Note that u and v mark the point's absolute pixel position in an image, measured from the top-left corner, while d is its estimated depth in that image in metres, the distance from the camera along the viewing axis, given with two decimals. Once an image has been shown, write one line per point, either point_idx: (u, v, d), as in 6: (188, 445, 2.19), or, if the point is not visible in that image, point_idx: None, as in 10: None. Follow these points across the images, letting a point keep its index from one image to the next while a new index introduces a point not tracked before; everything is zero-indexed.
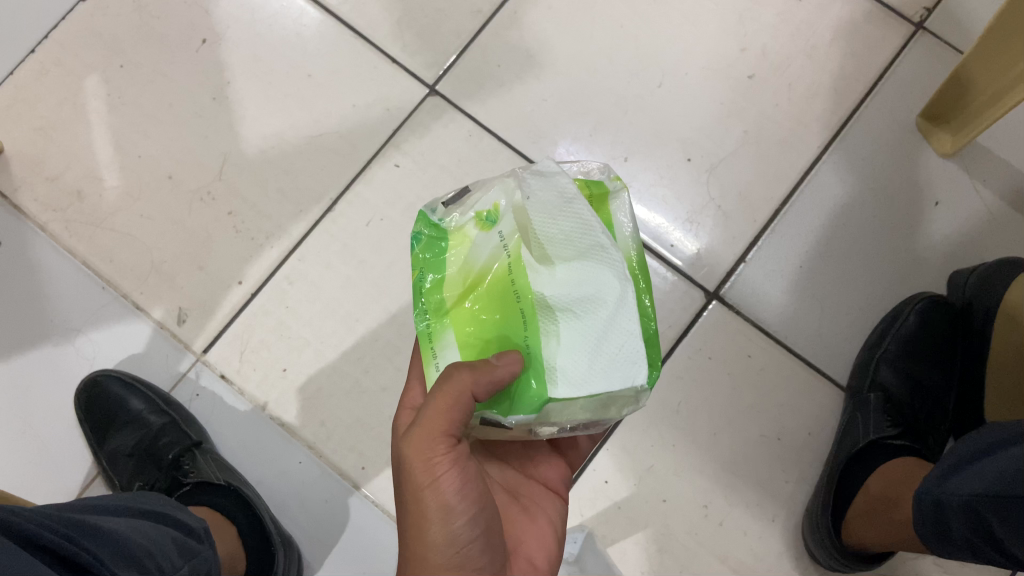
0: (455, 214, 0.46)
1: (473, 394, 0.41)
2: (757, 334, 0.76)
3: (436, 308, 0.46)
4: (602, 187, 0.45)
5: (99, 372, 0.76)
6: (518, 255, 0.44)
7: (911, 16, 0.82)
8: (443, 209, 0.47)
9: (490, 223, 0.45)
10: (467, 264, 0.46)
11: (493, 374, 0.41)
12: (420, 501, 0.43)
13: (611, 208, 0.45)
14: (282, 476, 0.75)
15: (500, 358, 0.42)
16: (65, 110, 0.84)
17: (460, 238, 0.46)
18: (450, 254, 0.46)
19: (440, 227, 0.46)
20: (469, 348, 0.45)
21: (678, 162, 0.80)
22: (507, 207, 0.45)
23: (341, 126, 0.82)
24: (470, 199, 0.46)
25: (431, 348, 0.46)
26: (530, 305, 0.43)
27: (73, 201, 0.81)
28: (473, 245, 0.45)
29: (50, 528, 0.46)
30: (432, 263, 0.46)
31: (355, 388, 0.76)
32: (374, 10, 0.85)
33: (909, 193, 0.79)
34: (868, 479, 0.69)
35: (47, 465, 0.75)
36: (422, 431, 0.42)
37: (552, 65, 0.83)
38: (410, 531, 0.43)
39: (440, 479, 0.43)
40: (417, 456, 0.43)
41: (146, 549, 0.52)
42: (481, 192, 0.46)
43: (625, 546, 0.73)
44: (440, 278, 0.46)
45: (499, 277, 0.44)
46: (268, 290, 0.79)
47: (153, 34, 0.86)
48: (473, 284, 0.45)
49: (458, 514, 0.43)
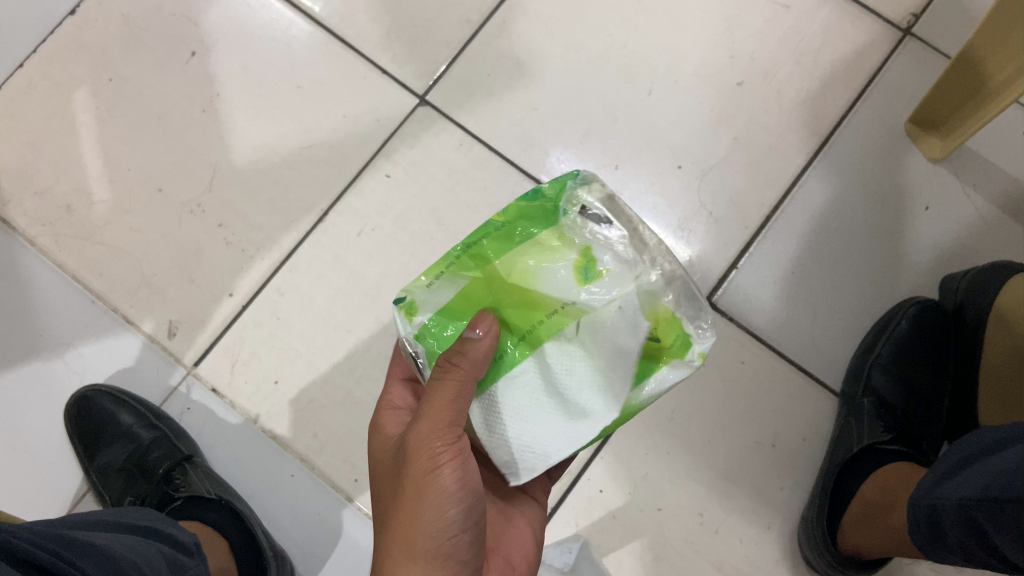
0: (581, 223, 0.43)
1: (474, 378, 0.41)
2: (750, 340, 0.76)
3: (479, 253, 0.44)
4: (685, 350, 0.43)
5: (89, 387, 0.76)
6: (564, 301, 0.43)
7: (898, 22, 0.82)
8: (582, 206, 0.44)
9: (584, 268, 0.43)
10: (531, 256, 0.43)
11: (481, 347, 0.41)
12: (417, 487, 0.42)
13: (668, 366, 0.44)
14: (274, 488, 0.74)
15: (478, 326, 0.41)
16: (53, 124, 0.84)
17: (557, 241, 0.43)
18: (527, 234, 0.44)
19: (555, 210, 0.44)
20: (464, 305, 0.44)
21: (669, 169, 0.80)
22: (616, 274, 0.42)
23: (332, 137, 0.82)
24: (607, 233, 0.43)
25: (440, 271, 0.44)
26: (535, 344, 0.43)
27: (62, 215, 0.81)
28: (555, 251, 0.43)
29: (32, 542, 0.45)
30: (517, 226, 0.44)
31: (347, 400, 0.76)
32: (363, 21, 0.85)
33: (898, 196, 0.79)
34: (862, 484, 0.69)
35: (35, 481, 0.74)
36: (426, 417, 0.42)
37: (542, 73, 0.83)
38: (400, 516, 0.42)
39: (441, 468, 0.42)
40: (422, 442, 0.42)
41: (128, 560, 0.50)
42: (614, 241, 0.43)
43: (621, 555, 0.73)
44: (508, 245, 0.44)
45: (537, 293, 0.43)
46: (258, 302, 0.78)
47: (142, 46, 0.86)
48: (515, 274, 0.43)
49: (454, 503, 0.42)
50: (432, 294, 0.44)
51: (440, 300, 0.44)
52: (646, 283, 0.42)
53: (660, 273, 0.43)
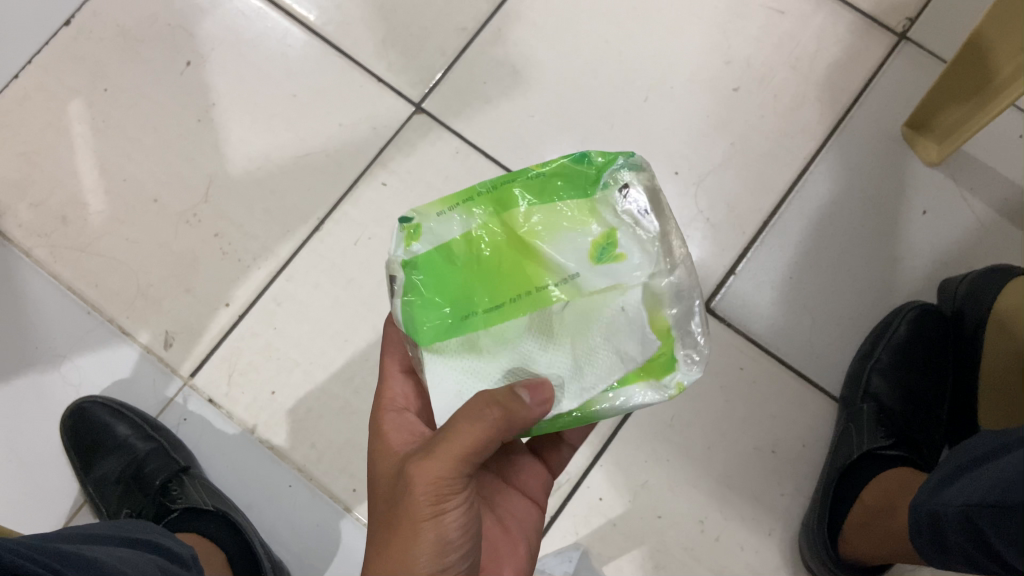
0: (614, 203, 0.43)
1: (498, 438, 0.40)
2: (750, 346, 0.76)
3: (503, 198, 0.44)
4: (666, 371, 0.41)
5: (85, 399, 0.75)
6: (563, 271, 0.42)
7: (894, 26, 0.82)
8: (624, 187, 0.43)
9: (601, 249, 0.42)
10: (552, 218, 0.43)
11: (526, 414, 0.39)
12: (417, 528, 0.41)
13: (644, 381, 0.41)
14: (271, 499, 0.74)
15: (533, 394, 0.39)
16: (48, 135, 0.83)
17: (583, 209, 0.43)
18: (557, 197, 0.43)
19: (597, 181, 0.43)
20: (463, 249, 0.43)
21: (665, 175, 0.80)
22: (629, 265, 0.42)
23: (328, 145, 0.82)
24: (637, 221, 0.43)
25: (457, 205, 0.44)
26: (518, 308, 0.42)
27: (58, 226, 0.81)
28: (579, 223, 0.43)
29: (26, 557, 0.44)
30: (553, 182, 0.44)
31: (345, 409, 0.75)
32: (359, 30, 0.85)
33: (897, 202, 0.79)
34: (863, 490, 0.69)
35: (32, 495, 0.74)
36: (437, 461, 0.41)
37: (536, 80, 0.83)
38: (395, 550, 0.41)
39: (444, 514, 0.41)
40: (431, 489, 0.41)
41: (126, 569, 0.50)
42: (642, 236, 0.43)
43: (621, 563, 0.72)
44: (533, 199, 0.43)
45: (538, 254, 0.43)
46: (256, 312, 0.78)
47: (136, 56, 0.86)
48: (529, 230, 0.43)
49: (453, 549, 0.42)
50: (440, 224, 0.43)
51: (445, 233, 0.43)
52: (653, 287, 0.42)
53: (676, 283, 0.42)
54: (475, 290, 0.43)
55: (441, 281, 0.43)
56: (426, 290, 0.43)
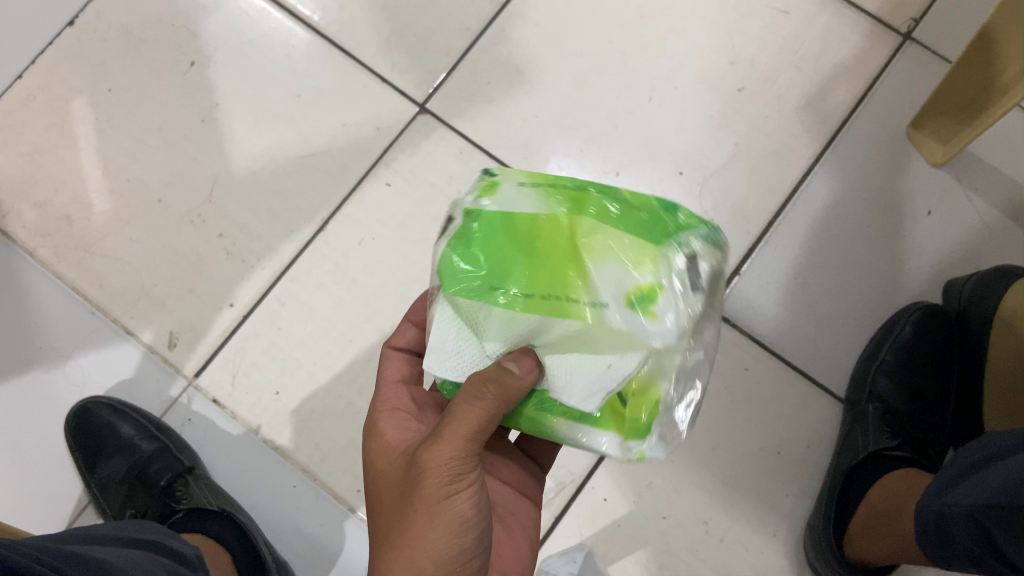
0: (676, 263, 0.42)
1: (502, 410, 0.40)
2: (754, 347, 0.76)
3: (583, 203, 0.43)
4: (637, 436, 0.41)
5: (88, 399, 0.75)
6: (596, 296, 0.41)
7: (899, 26, 0.82)
8: (690, 257, 0.43)
9: (641, 297, 0.40)
10: (613, 241, 0.42)
11: (521, 384, 0.40)
12: (432, 512, 0.41)
13: (614, 433, 0.41)
14: (275, 499, 0.74)
15: (518, 364, 0.40)
16: (52, 135, 0.83)
17: (647, 249, 0.42)
18: (627, 226, 0.43)
19: (671, 236, 0.43)
20: (525, 224, 0.43)
21: (669, 175, 0.80)
22: (660, 326, 0.40)
23: (331, 146, 0.82)
24: (685, 292, 0.41)
25: (543, 189, 0.44)
26: (541, 306, 0.41)
27: (62, 226, 0.81)
28: (635, 258, 0.41)
29: (31, 558, 0.44)
30: (633, 214, 0.44)
31: (350, 410, 0.75)
32: (362, 30, 0.85)
33: (901, 202, 0.79)
34: (868, 490, 0.69)
35: (35, 496, 0.74)
36: (445, 441, 0.41)
37: (541, 80, 0.83)
38: (411, 539, 0.41)
39: (458, 495, 0.41)
40: (441, 470, 0.41)
41: (130, 569, 0.50)
42: (685, 308, 0.41)
43: (626, 564, 0.72)
44: (606, 216, 0.43)
45: (580, 268, 0.41)
46: (259, 313, 0.78)
47: (140, 56, 0.85)
48: (588, 239, 0.42)
49: (469, 529, 0.42)
50: (514, 192, 0.44)
51: (514, 201, 0.44)
52: (662, 360, 0.41)
53: (682, 363, 0.42)
54: (516, 267, 0.42)
55: (490, 241, 0.42)
56: (473, 242, 0.42)
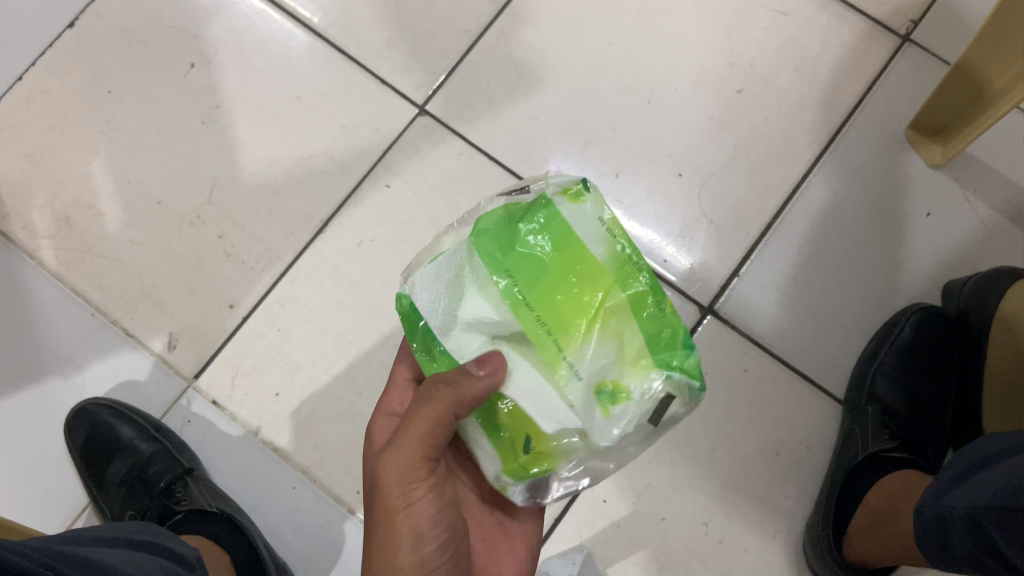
0: (654, 392, 0.39)
1: (454, 414, 0.41)
2: (752, 349, 0.76)
3: (628, 279, 0.42)
4: (515, 479, 0.42)
5: (88, 400, 0.75)
6: (571, 357, 0.40)
7: (898, 28, 0.82)
8: (671, 399, 0.40)
9: (607, 391, 0.40)
10: (622, 326, 0.41)
11: (474, 388, 0.40)
12: (392, 520, 0.44)
13: (502, 460, 0.42)
14: (275, 501, 0.74)
15: (483, 366, 0.40)
16: (52, 136, 0.83)
17: (643, 359, 0.40)
18: (645, 326, 0.41)
19: (672, 365, 0.40)
20: (570, 249, 0.42)
21: (669, 177, 0.80)
22: (599, 423, 0.39)
23: (332, 148, 0.82)
24: (639, 424, 0.40)
25: (613, 235, 0.43)
26: (525, 329, 0.41)
27: (62, 228, 0.81)
28: (627, 353, 0.40)
29: (30, 558, 0.44)
30: (658, 322, 0.41)
31: (349, 411, 0.75)
32: (362, 32, 0.85)
33: (900, 204, 0.79)
34: (868, 492, 0.69)
35: (35, 497, 0.74)
36: (401, 450, 0.44)
37: (541, 82, 0.83)
38: (376, 546, 0.45)
39: (414, 505, 0.44)
40: (397, 480, 0.44)
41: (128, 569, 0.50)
42: (627, 431, 0.40)
43: (625, 565, 0.72)
44: (637, 301, 0.41)
45: (580, 324, 0.41)
46: (259, 314, 0.78)
47: (140, 57, 0.86)
48: (605, 307, 0.41)
49: (429, 540, 0.45)
50: (588, 218, 0.43)
51: (579, 223, 0.42)
52: (578, 448, 0.40)
53: (591, 463, 0.42)
54: (535, 277, 0.42)
55: (534, 240, 0.42)
56: (523, 229, 0.42)
